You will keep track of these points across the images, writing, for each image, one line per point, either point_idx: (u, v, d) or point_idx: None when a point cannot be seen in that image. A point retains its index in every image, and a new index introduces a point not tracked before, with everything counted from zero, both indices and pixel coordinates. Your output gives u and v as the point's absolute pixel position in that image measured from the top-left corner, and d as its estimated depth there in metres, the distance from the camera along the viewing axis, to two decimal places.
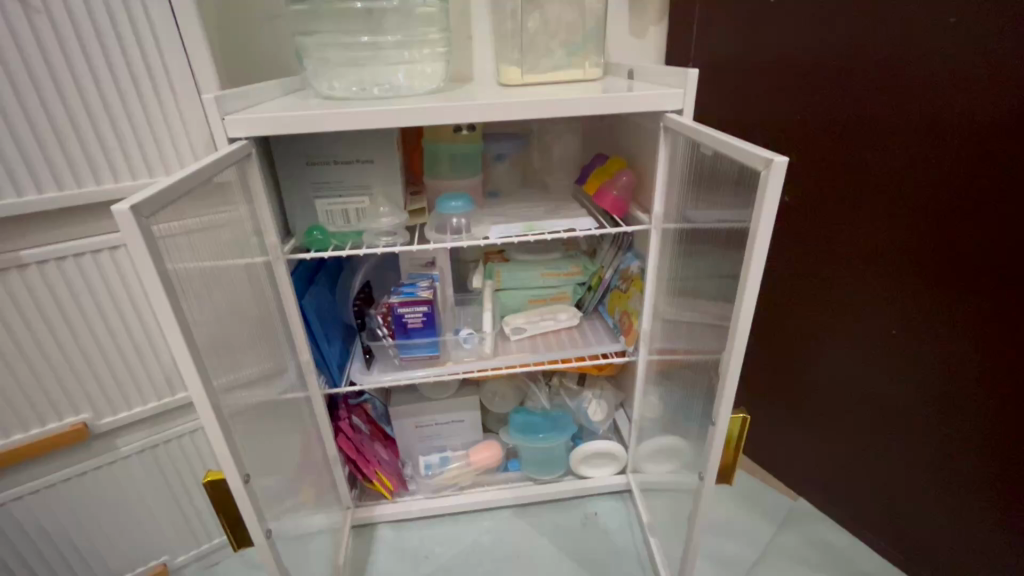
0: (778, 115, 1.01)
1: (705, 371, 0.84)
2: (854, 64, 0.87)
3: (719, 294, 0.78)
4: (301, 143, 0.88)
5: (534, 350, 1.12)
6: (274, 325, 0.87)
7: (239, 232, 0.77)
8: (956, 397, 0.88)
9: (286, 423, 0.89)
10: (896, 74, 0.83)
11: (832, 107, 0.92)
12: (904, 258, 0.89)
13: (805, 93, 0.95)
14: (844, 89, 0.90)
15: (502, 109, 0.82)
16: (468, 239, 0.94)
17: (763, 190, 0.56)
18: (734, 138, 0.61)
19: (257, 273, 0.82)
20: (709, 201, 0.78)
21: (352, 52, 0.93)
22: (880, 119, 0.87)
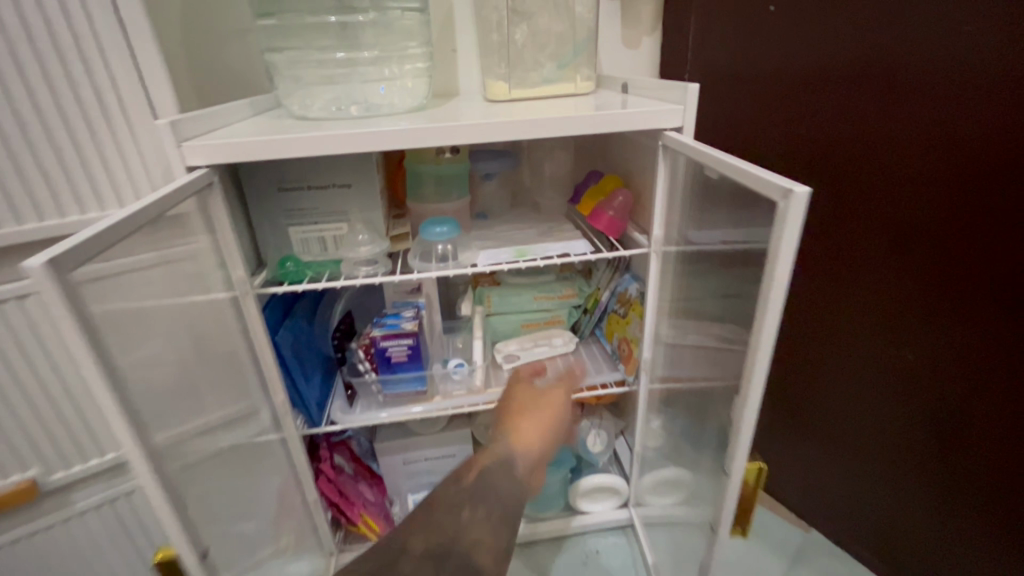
0: (776, 126, 0.95)
1: (713, 409, 0.76)
2: (860, 73, 0.82)
3: (726, 327, 0.71)
4: (272, 167, 0.82)
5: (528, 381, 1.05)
6: (239, 368, 0.79)
7: (198, 268, 0.69)
8: (970, 420, 0.83)
9: (258, 468, 0.82)
10: (907, 83, 0.78)
11: (837, 118, 0.86)
12: (906, 270, 0.85)
13: (801, 97, 0.90)
14: (850, 99, 0.84)
15: (488, 130, 0.76)
16: (454, 267, 0.88)
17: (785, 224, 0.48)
18: (756, 167, 0.53)
19: (220, 312, 0.74)
20: (714, 227, 0.72)
21: (327, 70, 0.88)
22: (891, 131, 0.81)
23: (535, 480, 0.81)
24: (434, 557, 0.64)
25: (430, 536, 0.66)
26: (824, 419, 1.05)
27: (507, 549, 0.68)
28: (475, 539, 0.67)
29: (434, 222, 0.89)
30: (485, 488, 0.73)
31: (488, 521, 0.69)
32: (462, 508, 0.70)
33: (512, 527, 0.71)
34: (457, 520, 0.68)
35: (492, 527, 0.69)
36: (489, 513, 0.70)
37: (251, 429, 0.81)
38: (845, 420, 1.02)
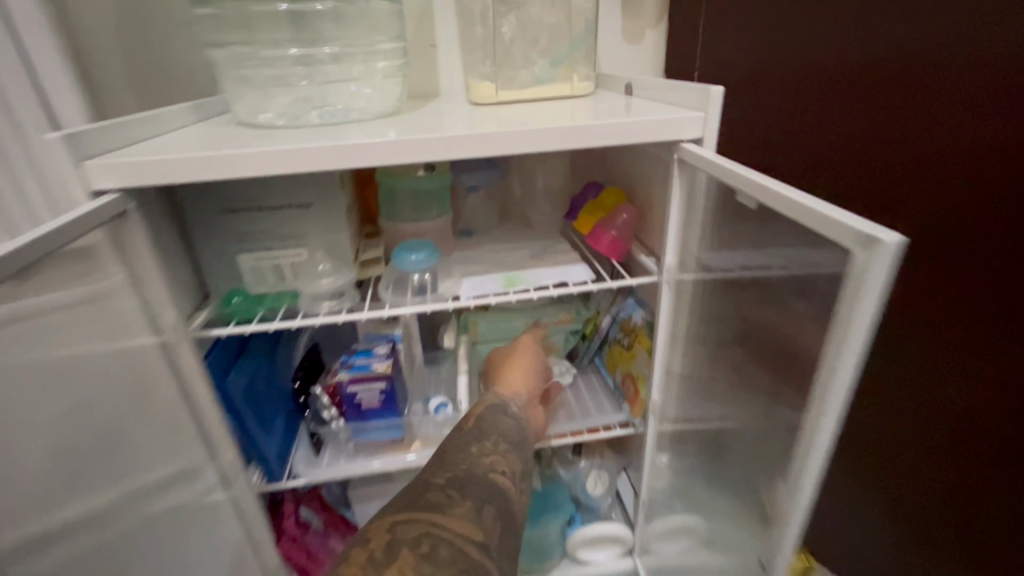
0: (789, 125, 0.80)
1: (743, 471, 0.65)
2: (897, 75, 0.65)
3: (760, 381, 0.59)
4: (212, 186, 0.68)
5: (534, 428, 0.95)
6: (158, 425, 0.65)
7: (102, 313, 0.55)
8: (996, 508, 0.68)
9: (185, 538, 0.68)
10: (954, 90, 0.60)
11: (863, 129, 0.70)
12: (938, 313, 0.69)
13: (817, 92, 0.75)
14: (881, 108, 0.68)
15: (470, 142, 0.64)
16: (432, 301, 0.75)
17: (862, 280, 0.36)
18: (822, 206, 0.40)
19: (134, 359, 0.60)
20: (744, 259, 0.60)
21: (280, 69, 0.74)
22: (928, 152, 0.64)
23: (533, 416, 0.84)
24: (461, 485, 0.63)
25: (451, 470, 0.66)
26: (846, 475, 0.90)
27: (520, 469, 0.72)
28: (489, 466, 0.68)
29: (409, 248, 0.76)
30: (488, 428, 0.74)
31: (501, 451, 0.71)
32: (472, 441, 0.71)
33: (524, 447, 0.76)
34: (470, 461, 0.67)
35: (503, 454, 0.71)
36: (498, 443, 0.72)
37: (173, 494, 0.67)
38: (864, 483, 0.87)
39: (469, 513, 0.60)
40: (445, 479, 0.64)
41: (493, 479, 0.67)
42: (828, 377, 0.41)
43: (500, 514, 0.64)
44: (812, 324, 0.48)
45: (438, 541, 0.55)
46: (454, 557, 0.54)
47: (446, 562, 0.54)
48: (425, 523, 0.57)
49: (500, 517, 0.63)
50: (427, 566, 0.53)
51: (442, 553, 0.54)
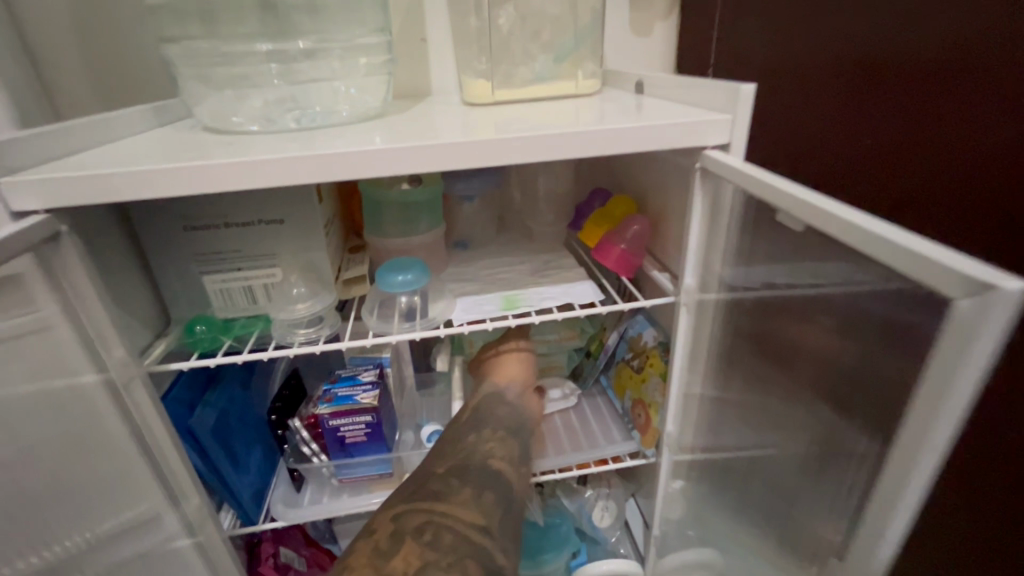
0: (799, 134, 0.66)
1: (771, 524, 0.57)
2: (923, 73, 0.49)
3: (801, 425, 0.51)
4: (169, 201, 0.60)
5: (553, 454, 0.88)
6: (104, 474, 0.57)
7: (32, 354, 0.47)
8: None
9: None
10: (983, 100, 0.44)
11: (875, 141, 0.55)
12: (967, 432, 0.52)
13: (830, 96, 0.60)
14: (898, 116, 0.52)
15: (463, 151, 0.55)
16: (422, 327, 0.67)
17: (972, 333, 0.28)
18: (909, 237, 0.33)
19: (69, 402, 0.52)
20: (778, 283, 0.52)
21: (249, 67, 0.66)
22: (938, 178, 0.49)
23: (533, 403, 0.81)
24: (461, 474, 0.60)
25: (449, 459, 0.63)
26: None
27: (520, 453, 0.69)
28: (487, 452, 0.65)
29: (395, 267, 0.68)
30: (485, 417, 0.72)
31: (498, 437, 0.68)
32: (469, 432, 0.68)
33: (522, 432, 0.73)
34: (467, 449, 0.65)
35: (501, 439, 0.68)
36: (495, 430, 0.69)
37: (118, 552, 0.59)
38: None
39: (472, 498, 0.57)
40: (445, 468, 0.62)
41: (491, 465, 0.63)
42: (901, 453, 0.33)
43: (503, 516, 0.58)
44: (873, 373, 0.40)
45: (442, 529, 0.53)
46: (459, 544, 0.52)
47: (449, 550, 0.51)
48: (427, 510, 0.55)
49: (502, 501, 0.59)
50: (431, 555, 0.50)
51: (445, 542, 0.52)
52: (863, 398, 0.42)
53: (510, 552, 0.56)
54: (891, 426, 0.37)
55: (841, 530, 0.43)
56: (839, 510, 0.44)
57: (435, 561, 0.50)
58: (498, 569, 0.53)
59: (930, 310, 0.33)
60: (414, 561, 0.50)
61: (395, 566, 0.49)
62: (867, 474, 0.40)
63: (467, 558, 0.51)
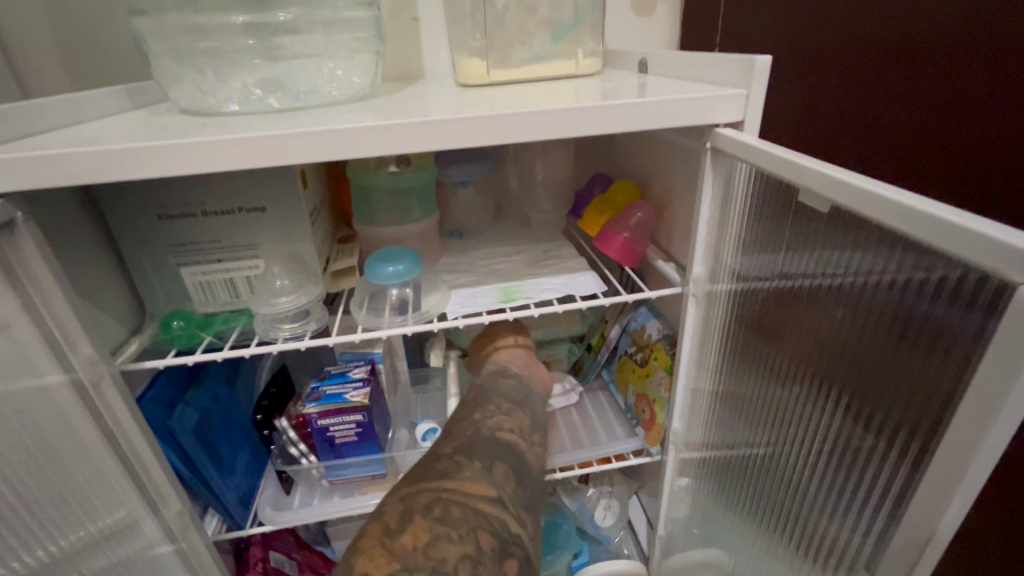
0: (817, 115, 0.62)
1: (780, 527, 0.54)
2: (945, 47, 0.47)
3: (809, 422, 0.48)
4: (142, 187, 0.57)
5: (569, 450, 0.85)
6: (79, 479, 0.53)
7: None
8: None
9: None
10: (1008, 74, 0.42)
11: (891, 119, 0.53)
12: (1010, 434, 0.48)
13: (852, 73, 0.57)
14: (915, 93, 0.50)
15: (455, 130, 0.51)
16: (415, 322, 0.64)
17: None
18: (953, 215, 0.29)
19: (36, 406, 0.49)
20: (793, 270, 0.48)
21: (227, 44, 0.62)
22: (956, 156, 0.47)
23: (539, 375, 0.78)
24: (468, 450, 0.56)
25: (455, 437, 0.59)
26: None
27: (530, 423, 0.66)
28: (495, 426, 0.61)
29: (386, 257, 0.65)
30: (490, 394, 0.68)
31: (505, 411, 0.65)
32: (474, 408, 0.65)
33: (530, 405, 0.70)
34: (474, 425, 0.61)
35: (507, 413, 0.65)
36: (501, 405, 0.66)
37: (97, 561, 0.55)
38: None
39: (480, 472, 0.53)
40: (451, 446, 0.57)
41: (500, 438, 0.59)
42: (950, 453, 0.30)
43: (515, 487, 0.55)
44: (899, 368, 0.37)
45: (450, 503, 0.49)
46: (470, 517, 0.48)
47: (460, 524, 0.47)
48: (433, 488, 0.51)
49: (514, 472, 0.56)
50: (441, 529, 0.46)
51: (455, 516, 0.48)
52: (887, 395, 0.38)
53: (524, 521, 0.53)
54: (926, 425, 0.34)
55: (868, 533, 0.40)
56: (862, 513, 0.41)
57: (447, 535, 0.46)
58: (513, 541, 0.49)
59: (976, 298, 0.29)
60: (424, 537, 0.46)
61: (404, 544, 0.45)
62: (900, 476, 0.36)
63: (479, 530, 0.48)
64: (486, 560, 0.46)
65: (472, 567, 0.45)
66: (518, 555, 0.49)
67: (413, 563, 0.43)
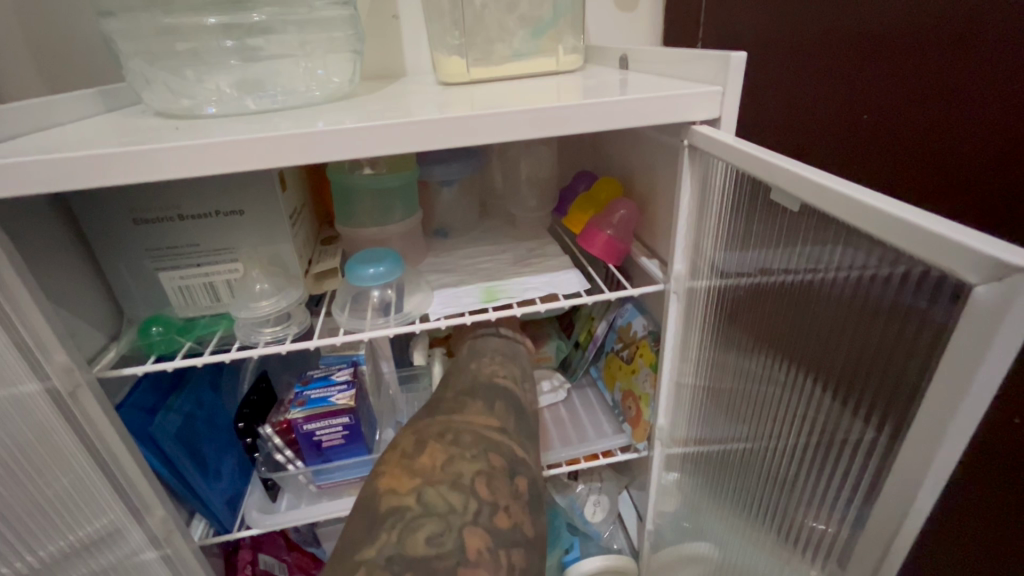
0: (801, 107, 0.62)
1: (764, 518, 0.54)
2: (922, 42, 0.47)
3: (788, 415, 0.48)
4: (117, 192, 0.56)
5: (564, 446, 0.85)
6: (58, 489, 0.52)
7: None
8: None
9: None
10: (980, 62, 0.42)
11: (872, 114, 0.53)
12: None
13: (835, 64, 0.57)
14: (895, 88, 0.50)
15: (433, 130, 0.51)
16: (396, 324, 0.63)
17: (1004, 324, 0.25)
18: (912, 212, 0.29)
19: None
20: (769, 266, 0.48)
21: (200, 45, 0.61)
22: (934, 150, 0.47)
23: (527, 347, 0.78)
24: (470, 392, 0.58)
25: (458, 383, 0.61)
26: None
27: (522, 372, 0.67)
28: (492, 371, 0.63)
29: (365, 260, 0.64)
30: (481, 351, 0.69)
31: (498, 361, 0.66)
32: (470, 360, 0.66)
33: (519, 359, 0.71)
34: (471, 375, 0.62)
35: (501, 363, 0.66)
36: (494, 356, 0.68)
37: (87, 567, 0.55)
38: None
39: (484, 408, 0.56)
40: (454, 390, 0.59)
41: (498, 383, 0.61)
42: (913, 448, 0.30)
43: (516, 422, 0.57)
44: (871, 363, 0.37)
45: (460, 431, 0.51)
46: (481, 441, 0.51)
47: (472, 445, 0.50)
48: (443, 420, 0.53)
49: (514, 409, 0.58)
50: (456, 450, 0.49)
51: (466, 440, 0.50)
52: (861, 388, 0.38)
53: (529, 447, 0.55)
54: (897, 418, 0.34)
55: (844, 522, 0.41)
56: (838, 503, 0.42)
57: (461, 454, 0.49)
58: (520, 462, 0.51)
59: (940, 296, 0.30)
60: (440, 457, 0.48)
61: (423, 464, 0.48)
62: (874, 468, 0.37)
63: (491, 451, 0.50)
64: (499, 475, 0.48)
65: (487, 481, 0.47)
66: (526, 473, 0.51)
67: (433, 478, 0.46)
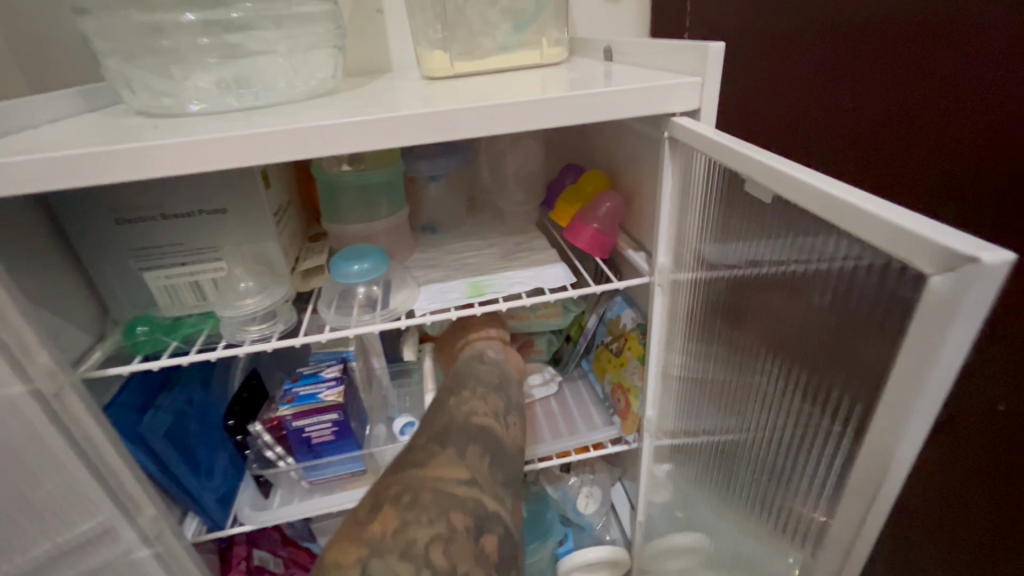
0: (792, 99, 0.63)
1: (748, 504, 0.55)
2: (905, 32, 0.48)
3: (769, 403, 0.49)
4: (98, 192, 0.56)
5: (556, 437, 0.86)
6: (47, 490, 0.53)
7: None
8: None
9: None
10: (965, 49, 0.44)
11: (863, 102, 0.54)
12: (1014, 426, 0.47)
13: (823, 57, 0.58)
14: (882, 78, 0.51)
15: (412, 124, 0.51)
16: (382, 319, 0.63)
17: (958, 314, 0.25)
18: (873, 203, 0.30)
19: None
20: (748, 258, 0.48)
21: (179, 44, 0.61)
22: (930, 133, 0.48)
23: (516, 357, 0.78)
24: (442, 438, 0.55)
25: (433, 425, 0.58)
26: None
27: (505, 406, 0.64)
28: (470, 411, 0.59)
29: (351, 256, 0.65)
30: (465, 378, 0.67)
31: (480, 395, 0.63)
32: (449, 395, 0.64)
33: (505, 388, 0.68)
34: (449, 414, 0.59)
35: (483, 397, 0.63)
36: (477, 389, 0.65)
37: None
38: None
39: (454, 457, 0.52)
40: (424, 438, 0.55)
41: (476, 422, 0.58)
42: (879, 436, 0.30)
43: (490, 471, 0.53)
44: (843, 352, 0.37)
45: (420, 489, 0.47)
46: (443, 499, 0.47)
47: (431, 507, 0.46)
48: (404, 478, 0.49)
49: (490, 452, 0.55)
50: (411, 515, 0.45)
51: (426, 500, 0.46)
52: (833, 376, 0.38)
53: (504, 497, 0.51)
54: (864, 407, 0.35)
55: (821, 508, 0.41)
56: (816, 490, 0.42)
57: (416, 518, 0.44)
58: (490, 518, 0.48)
59: (905, 284, 0.29)
60: (393, 522, 0.44)
61: (373, 532, 0.44)
62: (845, 455, 0.37)
63: (450, 511, 0.46)
64: (460, 539, 0.44)
65: (445, 548, 0.43)
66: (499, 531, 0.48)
67: (382, 548, 0.42)
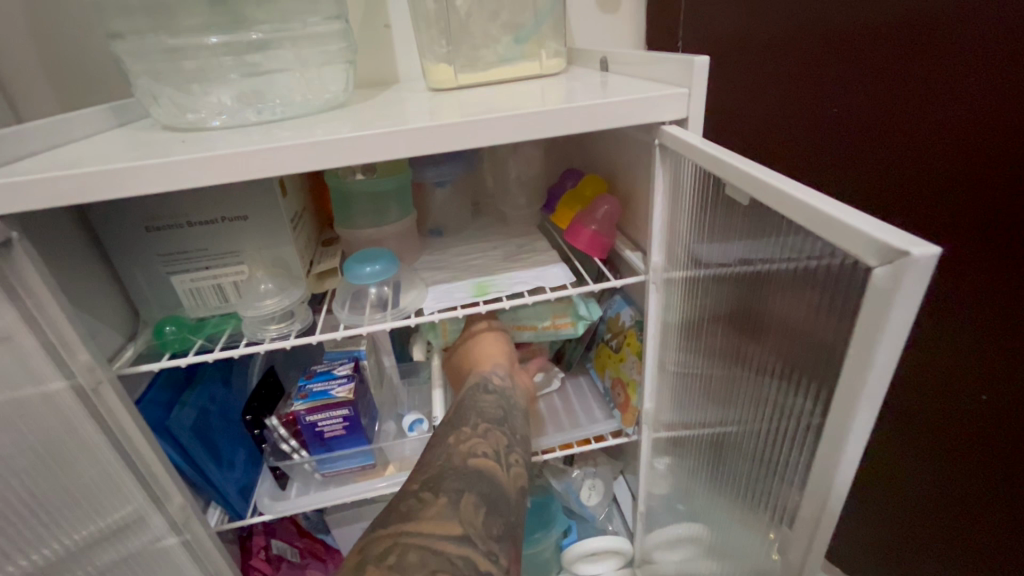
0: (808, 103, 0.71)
1: (735, 487, 0.58)
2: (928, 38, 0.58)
3: (751, 390, 0.52)
4: (130, 202, 0.60)
5: (557, 430, 0.89)
6: (85, 478, 0.57)
7: None
8: None
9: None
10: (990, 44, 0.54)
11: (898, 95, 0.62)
12: None
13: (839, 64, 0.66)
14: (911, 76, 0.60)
15: (419, 137, 0.54)
16: (392, 317, 0.67)
17: (896, 300, 0.28)
18: (831, 204, 0.33)
19: (38, 412, 0.53)
20: (729, 256, 0.52)
21: (201, 63, 0.65)
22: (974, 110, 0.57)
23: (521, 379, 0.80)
24: (435, 485, 0.54)
25: (425, 473, 0.57)
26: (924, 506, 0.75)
27: (507, 444, 0.64)
28: (467, 454, 0.59)
29: (363, 259, 0.69)
30: (467, 412, 0.67)
31: (481, 433, 0.63)
32: (449, 433, 0.63)
33: (510, 422, 0.68)
34: (444, 456, 0.59)
35: (483, 436, 0.62)
36: (477, 425, 0.64)
37: (114, 551, 0.61)
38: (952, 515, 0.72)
39: (447, 507, 0.52)
40: (419, 484, 0.55)
41: (474, 465, 0.58)
42: (839, 415, 0.34)
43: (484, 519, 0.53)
44: (809, 341, 0.40)
45: (408, 543, 0.48)
46: (429, 558, 0.47)
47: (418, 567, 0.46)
48: (393, 534, 0.49)
49: (485, 500, 0.54)
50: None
51: (411, 561, 0.46)
52: (803, 363, 0.42)
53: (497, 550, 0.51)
54: (829, 391, 0.38)
55: (797, 488, 0.44)
56: (791, 471, 0.45)
57: None
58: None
59: (857, 277, 0.33)
60: None
61: None
62: (814, 435, 0.41)
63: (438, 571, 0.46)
64: None
65: None
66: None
67: None
